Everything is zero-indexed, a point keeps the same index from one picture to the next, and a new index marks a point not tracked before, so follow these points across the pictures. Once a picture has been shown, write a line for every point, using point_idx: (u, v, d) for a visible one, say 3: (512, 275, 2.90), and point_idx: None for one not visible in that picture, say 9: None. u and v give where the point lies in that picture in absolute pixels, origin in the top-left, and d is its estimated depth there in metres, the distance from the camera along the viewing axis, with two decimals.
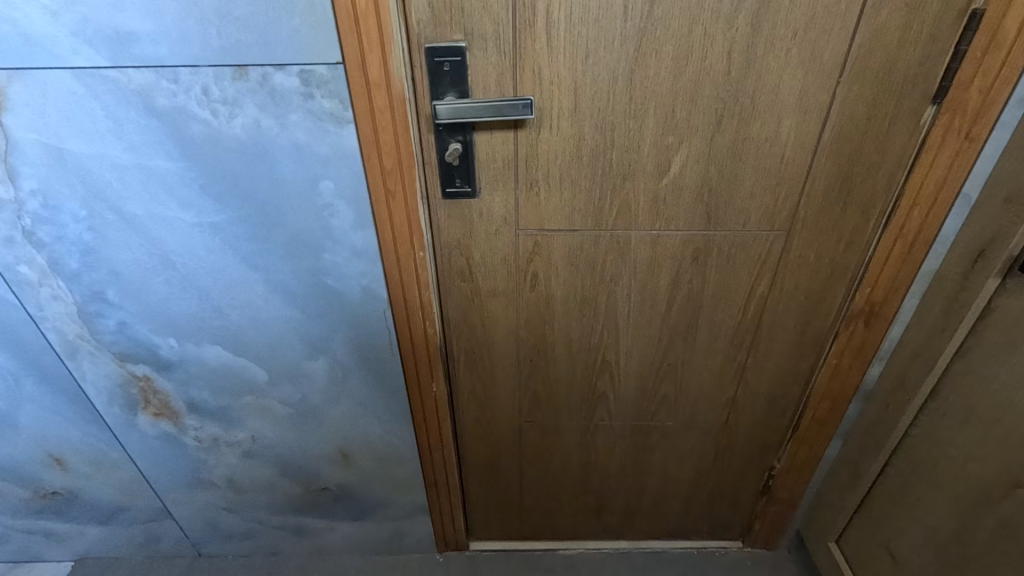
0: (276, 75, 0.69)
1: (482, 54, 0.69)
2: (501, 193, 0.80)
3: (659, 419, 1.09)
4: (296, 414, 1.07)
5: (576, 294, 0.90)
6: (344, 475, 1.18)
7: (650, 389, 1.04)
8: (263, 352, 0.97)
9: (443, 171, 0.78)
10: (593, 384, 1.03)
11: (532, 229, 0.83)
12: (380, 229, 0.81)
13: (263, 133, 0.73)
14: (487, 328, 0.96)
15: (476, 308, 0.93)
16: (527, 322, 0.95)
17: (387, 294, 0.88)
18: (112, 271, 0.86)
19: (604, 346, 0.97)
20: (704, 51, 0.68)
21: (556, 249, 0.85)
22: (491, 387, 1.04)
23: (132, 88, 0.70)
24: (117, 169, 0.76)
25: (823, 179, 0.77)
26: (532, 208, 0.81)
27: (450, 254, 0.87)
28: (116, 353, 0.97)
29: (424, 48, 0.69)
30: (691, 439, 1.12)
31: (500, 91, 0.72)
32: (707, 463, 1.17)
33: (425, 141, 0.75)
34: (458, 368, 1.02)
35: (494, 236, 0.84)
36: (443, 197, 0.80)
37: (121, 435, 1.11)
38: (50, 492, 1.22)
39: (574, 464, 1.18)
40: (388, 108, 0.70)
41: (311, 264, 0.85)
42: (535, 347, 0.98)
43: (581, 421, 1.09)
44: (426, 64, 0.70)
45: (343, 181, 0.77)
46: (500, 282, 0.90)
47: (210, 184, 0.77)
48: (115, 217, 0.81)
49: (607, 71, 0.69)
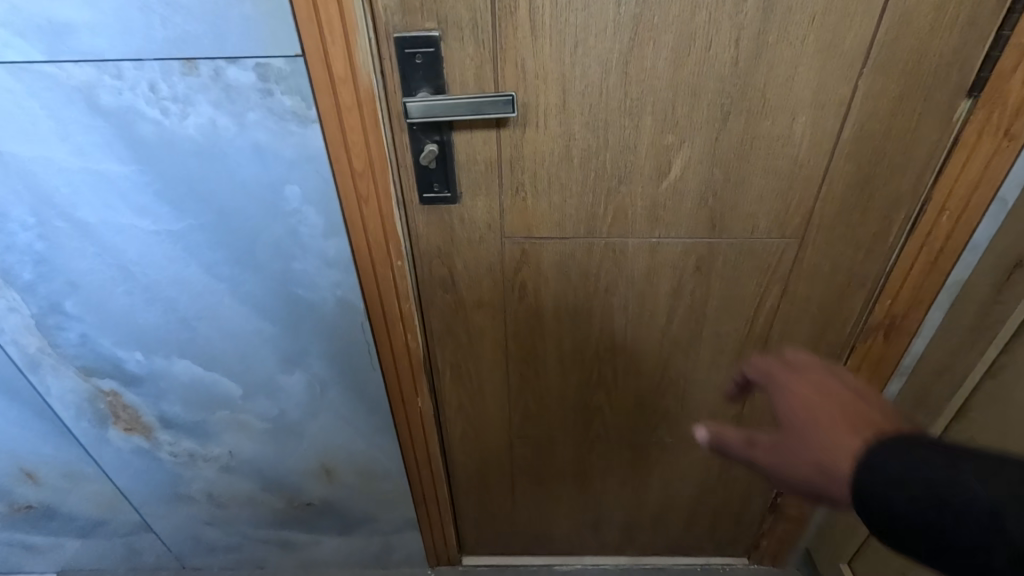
0: (230, 69, 0.62)
1: (458, 45, 0.62)
2: (484, 198, 0.73)
3: (660, 435, 1.02)
4: (274, 429, 1.01)
5: (567, 306, 0.83)
6: (327, 490, 1.13)
7: (650, 404, 0.97)
8: (235, 366, 0.91)
9: (419, 175, 0.70)
10: (589, 401, 0.96)
11: (519, 236, 0.76)
12: (353, 237, 0.74)
13: (219, 134, 0.66)
14: (474, 342, 0.89)
15: (460, 320, 0.86)
16: (516, 336, 0.87)
17: (364, 306, 0.82)
18: (68, 282, 0.80)
19: (600, 360, 0.90)
20: (708, 39, 0.60)
21: (546, 258, 0.78)
22: (480, 403, 0.97)
23: (72, 85, 0.63)
24: (63, 174, 0.70)
25: (842, 182, 0.69)
26: (518, 214, 0.74)
27: (430, 263, 0.80)
28: (80, 367, 0.92)
29: (393, 38, 0.62)
30: (694, 454, 1.05)
31: (479, 86, 0.65)
32: (712, 480, 1.10)
33: (398, 142, 0.68)
34: (443, 383, 0.95)
35: (477, 244, 0.77)
36: (420, 202, 0.73)
37: (93, 449, 1.06)
38: (26, 505, 1.18)
39: (569, 481, 1.11)
40: (355, 105, 0.63)
41: (281, 273, 0.79)
42: (524, 362, 0.91)
43: (577, 438, 1.02)
44: (396, 56, 0.63)
45: (310, 185, 0.70)
46: (485, 293, 0.82)
47: (166, 189, 0.71)
48: (67, 225, 0.74)
49: (599, 63, 0.62)
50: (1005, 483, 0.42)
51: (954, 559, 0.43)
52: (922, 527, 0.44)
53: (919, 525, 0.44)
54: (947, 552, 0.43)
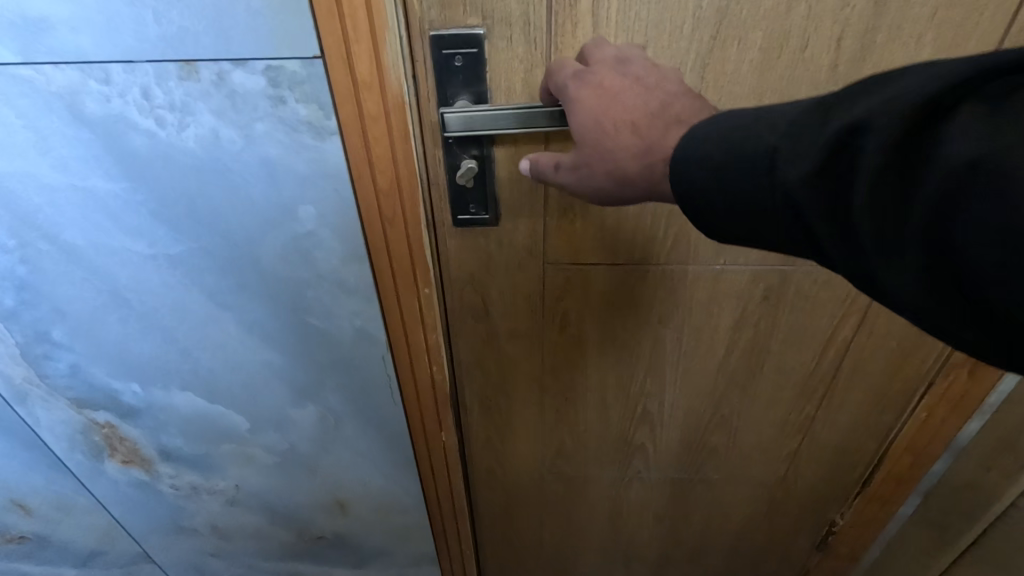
0: (236, 72, 0.53)
1: (506, 45, 0.53)
2: (527, 220, 0.64)
3: (706, 471, 0.93)
4: (284, 462, 0.92)
5: (614, 338, 0.75)
6: (341, 524, 1.04)
7: (698, 441, 0.88)
8: (241, 398, 0.82)
9: (454, 194, 0.61)
10: (630, 436, 0.88)
11: (564, 262, 0.67)
12: (375, 262, 0.65)
13: (223, 148, 0.57)
14: (507, 375, 0.80)
15: (492, 351, 0.77)
16: (554, 369, 0.79)
17: (385, 336, 0.73)
18: (56, 310, 0.72)
19: (646, 394, 0.82)
20: (805, 38, 0.50)
21: (593, 286, 0.69)
22: (510, 437, 0.89)
23: (52, 92, 0.54)
24: (45, 192, 0.61)
25: None
26: (564, 237, 0.65)
27: (461, 290, 0.71)
28: (72, 398, 0.83)
29: (429, 37, 0.53)
30: (741, 491, 0.96)
31: (528, 93, 0.56)
32: (758, 518, 1.02)
33: (431, 157, 0.59)
34: (471, 417, 0.87)
35: (516, 270, 0.68)
36: (453, 225, 0.64)
37: (88, 481, 0.98)
38: (19, 535, 1.10)
39: (602, 518, 1.02)
40: (382, 115, 0.54)
41: (293, 301, 0.70)
42: (562, 396, 0.82)
43: (614, 473, 0.94)
44: (432, 58, 0.54)
45: (327, 205, 0.61)
46: (522, 323, 0.73)
47: (162, 209, 0.62)
48: (51, 249, 0.65)
49: (671, 67, 0.53)
50: (801, 156, 0.36)
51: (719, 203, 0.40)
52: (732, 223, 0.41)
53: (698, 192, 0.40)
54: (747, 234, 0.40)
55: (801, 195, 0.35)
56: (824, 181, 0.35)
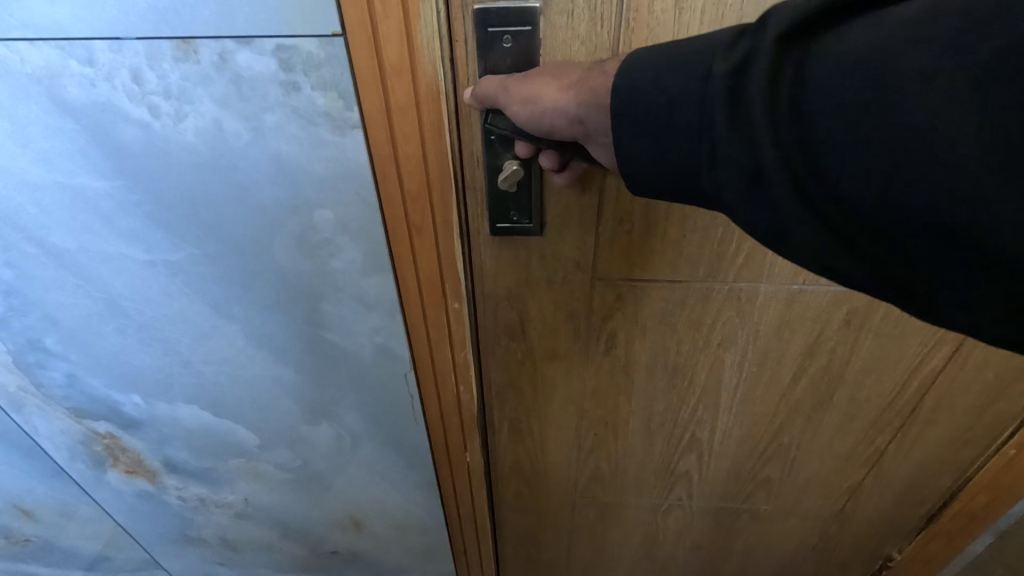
0: (240, 52, 0.44)
1: (566, 21, 0.44)
2: (576, 230, 0.55)
3: (754, 502, 0.85)
4: (296, 479, 0.86)
5: (667, 362, 0.66)
6: (356, 540, 0.98)
7: (750, 471, 0.80)
8: (250, 413, 0.75)
9: (495, 201, 0.52)
10: (674, 463, 0.79)
11: (616, 277, 0.59)
12: (400, 274, 0.58)
13: (227, 142, 0.49)
14: (542, 397, 0.72)
15: (528, 373, 0.69)
16: (594, 392, 0.71)
17: (408, 353, 0.66)
18: (48, 317, 0.65)
19: (696, 422, 0.73)
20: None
21: (649, 304, 0.61)
22: (542, 461, 0.81)
23: (30, 75, 0.46)
24: (28, 189, 0.53)
25: None
26: (619, 250, 0.56)
27: (496, 306, 0.62)
28: (70, 408, 0.77)
29: (473, 11, 0.43)
30: (791, 523, 0.88)
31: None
32: (806, 549, 0.94)
33: (468, 156, 0.50)
34: (498, 440, 0.79)
35: (560, 285, 0.60)
36: (490, 234, 0.55)
37: (91, 490, 0.92)
38: (23, 539, 1.06)
39: (636, 543, 0.95)
40: (412, 105, 0.46)
41: (306, 313, 0.63)
42: (601, 421, 0.74)
43: (653, 501, 0.86)
44: (475, 36, 0.44)
45: (346, 210, 0.53)
46: (562, 342, 0.65)
47: (160, 211, 0.54)
48: (39, 253, 0.58)
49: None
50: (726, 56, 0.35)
51: (641, 113, 0.38)
52: (641, 139, 0.38)
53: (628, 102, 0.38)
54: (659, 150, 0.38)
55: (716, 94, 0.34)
56: (738, 86, 0.34)
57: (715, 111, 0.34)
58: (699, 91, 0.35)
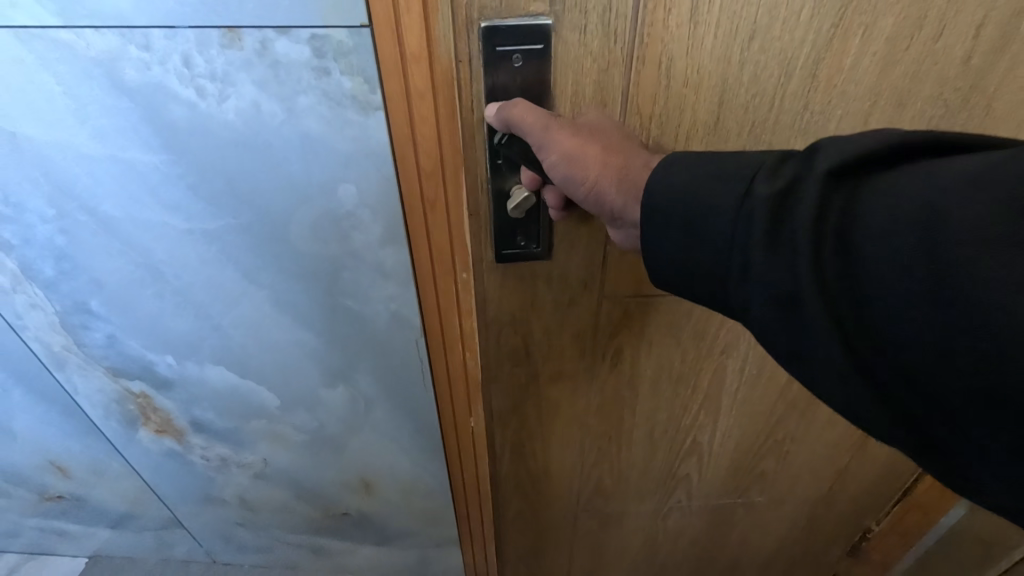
0: (279, 41, 0.50)
1: (578, 38, 0.47)
2: (583, 252, 0.61)
3: (749, 496, 0.92)
4: (313, 441, 0.92)
5: (670, 373, 0.72)
6: (366, 503, 1.05)
7: (748, 462, 0.85)
8: (271, 375, 0.82)
9: (503, 228, 0.57)
10: (675, 470, 0.87)
11: (624, 294, 0.65)
12: (414, 241, 0.63)
13: (263, 121, 0.55)
14: (547, 416, 0.77)
15: (532, 396, 0.74)
16: (598, 409, 0.77)
17: (420, 318, 0.72)
18: (94, 281, 0.71)
19: (696, 428, 0.80)
20: (942, 25, 0.49)
21: (657, 317, 0.66)
22: (548, 474, 0.86)
23: (91, 57, 0.52)
24: (84, 161, 0.60)
25: None
26: (625, 271, 0.63)
27: (500, 333, 0.67)
28: (108, 367, 0.84)
29: (483, 30, 0.46)
30: (783, 511, 0.95)
31: (601, 99, 0.51)
32: (795, 532, 1.00)
33: (472, 180, 0.54)
34: (502, 456, 0.83)
35: (566, 305, 0.65)
36: (497, 259, 0.60)
37: (122, 448, 0.99)
38: (57, 496, 1.14)
39: (636, 547, 1.03)
40: (429, 91, 0.50)
41: (328, 282, 0.69)
42: (603, 437, 0.81)
43: (652, 507, 0.93)
44: (483, 54, 0.47)
45: (369, 185, 0.59)
46: (567, 362, 0.71)
47: (200, 184, 0.60)
48: (90, 220, 0.65)
49: (779, 62, 0.50)
50: (769, 178, 0.38)
51: (680, 214, 0.42)
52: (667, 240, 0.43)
53: (669, 197, 0.42)
54: (695, 251, 0.42)
55: (757, 209, 0.38)
56: (779, 208, 0.37)
57: (751, 229, 0.38)
58: (737, 207, 0.39)
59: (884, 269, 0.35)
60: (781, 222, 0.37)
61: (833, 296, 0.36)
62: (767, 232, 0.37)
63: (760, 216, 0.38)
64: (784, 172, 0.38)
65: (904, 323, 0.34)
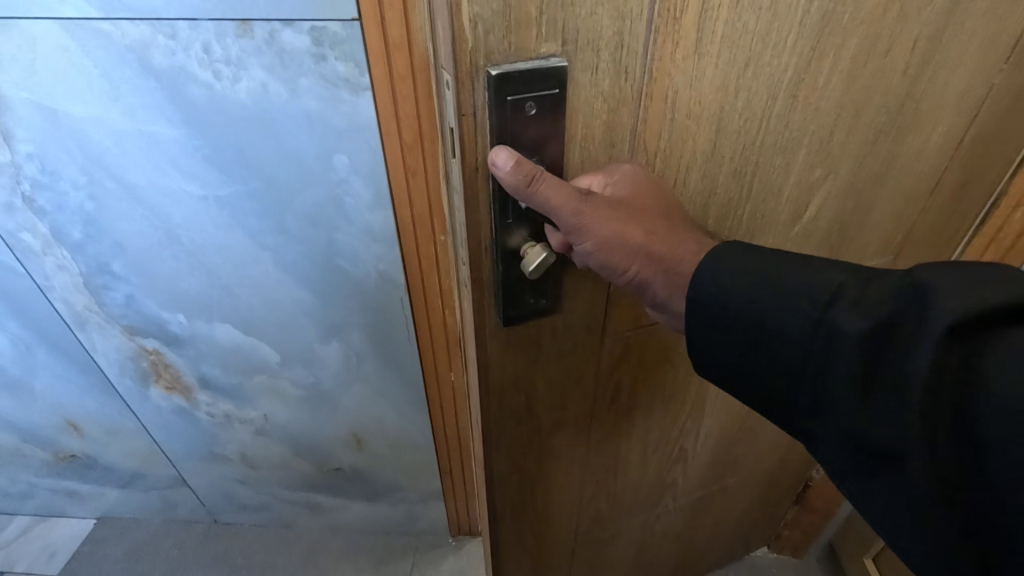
0: (285, 31, 0.60)
1: (591, 78, 0.44)
2: (585, 298, 0.59)
3: (722, 482, 1.04)
4: (309, 397, 1.03)
5: (662, 393, 0.78)
6: (358, 459, 1.16)
7: (722, 450, 0.96)
8: (272, 333, 0.92)
9: (511, 289, 0.53)
10: (665, 477, 0.94)
11: (624, 331, 0.66)
12: (397, 208, 0.74)
13: (270, 99, 0.65)
14: (546, 465, 0.77)
15: (537, 446, 0.73)
16: (596, 446, 0.79)
17: (404, 278, 0.83)
18: (117, 244, 0.81)
19: (683, 436, 0.88)
20: (890, 43, 0.52)
21: (652, 343, 0.70)
22: (547, 518, 0.86)
23: (126, 44, 0.62)
24: (114, 135, 0.69)
25: (949, 189, 0.72)
26: (625, 312, 0.63)
27: (502, 393, 0.63)
28: (125, 326, 0.93)
29: (491, 76, 0.41)
30: (746, 482, 1.07)
31: (608, 138, 0.48)
32: (757, 493, 1.12)
33: (476, 244, 0.49)
34: (503, 514, 0.80)
35: (569, 351, 0.64)
36: (504, 318, 0.55)
37: (134, 405, 1.09)
38: (70, 455, 1.23)
39: (629, 555, 1.09)
40: (409, 73, 0.62)
41: (324, 243, 0.79)
42: (604, 467, 0.84)
43: (643, 517, 1.00)
44: (492, 105, 0.42)
45: (359, 156, 0.70)
46: (570, 410, 0.71)
47: (214, 154, 0.70)
48: (117, 187, 0.74)
49: (767, 84, 0.50)
50: (854, 311, 0.42)
51: (743, 320, 0.47)
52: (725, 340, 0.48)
53: (732, 301, 0.47)
54: (766, 359, 0.47)
55: (843, 340, 0.42)
56: (871, 344, 0.40)
57: (839, 360, 0.42)
58: (812, 331, 0.44)
59: (996, 428, 0.35)
60: (874, 359, 0.40)
61: (936, 446, 0.37)
62: (856, 367, 0.41)
63: (847, 349, 0.41)
64: (877, 308, 0.41)
65: (1009, 486, 0.35)
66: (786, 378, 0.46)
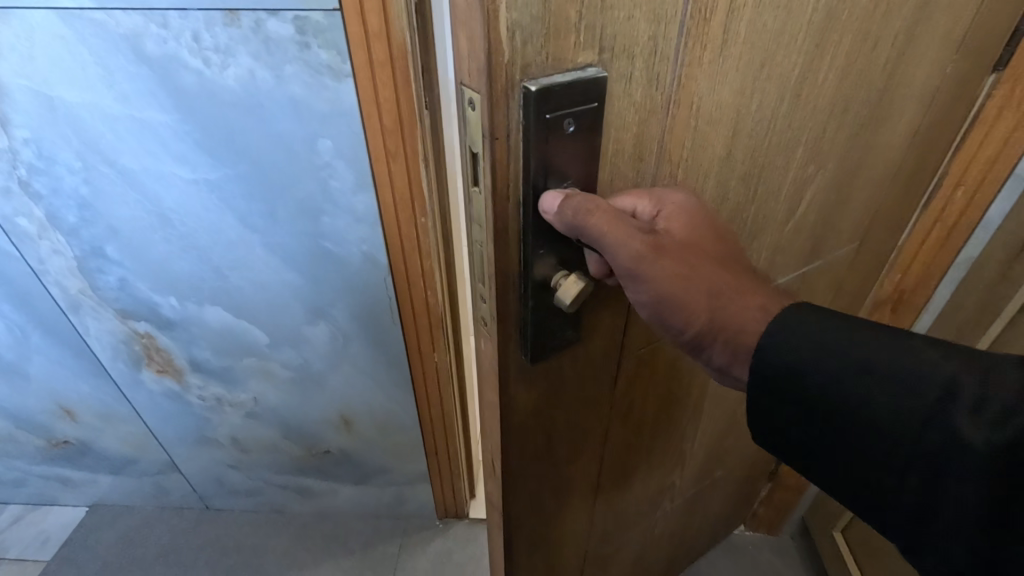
0: (270, 21, 0.64)
1: (624, 87, 0.42)
2: (602, 325, 0.58)
3: (710, 474, 1.08)
4: (297, 378, 1.06)
5: (666, 402, 0.79)
6: (347, 441, 1.19)
7: (713, 443, 1.00)
8: (262, 316, 0.96)
9: (542, 326, 0.50)
10: (664, 481, 0.96)
11: (637, 351, 0.65)
12: (380, 192, 0.78)
13: (257, 85, 0.69)
14: (560, 497, 0.73)
15: (555, 480, 0.70)
16: (607, 467, 0.78)
17: (387, 260, 0.87)
18: (110, 228, 0.84)
19: (681, 439, 0.90)
20: (875, 39, 0.55)
21: (660, 357, 0.70)
22: (559, 550, 0.83)
23: (120, 33, 0.65)
24: (108, 121, 0.73)
25: (903, 174, 0.77)
26: (639, 332, 0.64)
27: (521, 432, 0.59)
28: (118, 310, 0.96)
29: (528, 92, 0.38)
30: (728, 467, 1.11)
31: (637, 152, 0.47)
32: (738, 476, 1.16)
33: (502, 278, 0.46)
34: (519, 559, 0.75)
35: (586, 379, 0.61)
36: (536, 357, 0.52)
37: (127, 390, 1.12)
38: (63, 441, 1.26)
39: (629, 563, 1.10)
40: (388, 60, 0.66)
41: (311, 227, 0.83)
42: (612, 486, 0.84)
43: (643, 524, 1.02)
44: (528, 124, 0.39)
45: (343, 140, 0.73)
46: (586, 437, 0.69)
47: (204, 139, 0.74)
48: (111, 172, 0.78)
49: (777, 84, 0.51)
50: (974, 415, 0.41)
51: (835, 403, 0.45)
52: (805, 423, 0.47)
53: (821, 382, 0.45)
54: (862, 449, 0.45)
55: (965, 445, 0.41)
56: (997, 450, 0.40)
57: (958, 463, 0.41)
58: (919, 425, 0.43)
59: None
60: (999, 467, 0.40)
61: None
62: (978, 473, 0.40)
63: (967, 455, 0.41)
64: (999, 411, 0.40)
65: None
66: (885, 472, 0.45)
